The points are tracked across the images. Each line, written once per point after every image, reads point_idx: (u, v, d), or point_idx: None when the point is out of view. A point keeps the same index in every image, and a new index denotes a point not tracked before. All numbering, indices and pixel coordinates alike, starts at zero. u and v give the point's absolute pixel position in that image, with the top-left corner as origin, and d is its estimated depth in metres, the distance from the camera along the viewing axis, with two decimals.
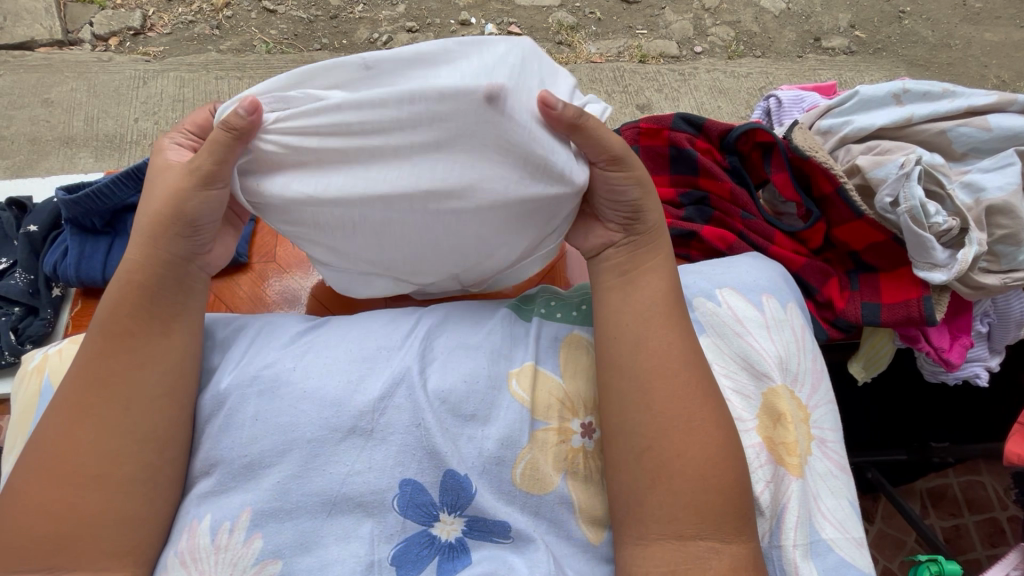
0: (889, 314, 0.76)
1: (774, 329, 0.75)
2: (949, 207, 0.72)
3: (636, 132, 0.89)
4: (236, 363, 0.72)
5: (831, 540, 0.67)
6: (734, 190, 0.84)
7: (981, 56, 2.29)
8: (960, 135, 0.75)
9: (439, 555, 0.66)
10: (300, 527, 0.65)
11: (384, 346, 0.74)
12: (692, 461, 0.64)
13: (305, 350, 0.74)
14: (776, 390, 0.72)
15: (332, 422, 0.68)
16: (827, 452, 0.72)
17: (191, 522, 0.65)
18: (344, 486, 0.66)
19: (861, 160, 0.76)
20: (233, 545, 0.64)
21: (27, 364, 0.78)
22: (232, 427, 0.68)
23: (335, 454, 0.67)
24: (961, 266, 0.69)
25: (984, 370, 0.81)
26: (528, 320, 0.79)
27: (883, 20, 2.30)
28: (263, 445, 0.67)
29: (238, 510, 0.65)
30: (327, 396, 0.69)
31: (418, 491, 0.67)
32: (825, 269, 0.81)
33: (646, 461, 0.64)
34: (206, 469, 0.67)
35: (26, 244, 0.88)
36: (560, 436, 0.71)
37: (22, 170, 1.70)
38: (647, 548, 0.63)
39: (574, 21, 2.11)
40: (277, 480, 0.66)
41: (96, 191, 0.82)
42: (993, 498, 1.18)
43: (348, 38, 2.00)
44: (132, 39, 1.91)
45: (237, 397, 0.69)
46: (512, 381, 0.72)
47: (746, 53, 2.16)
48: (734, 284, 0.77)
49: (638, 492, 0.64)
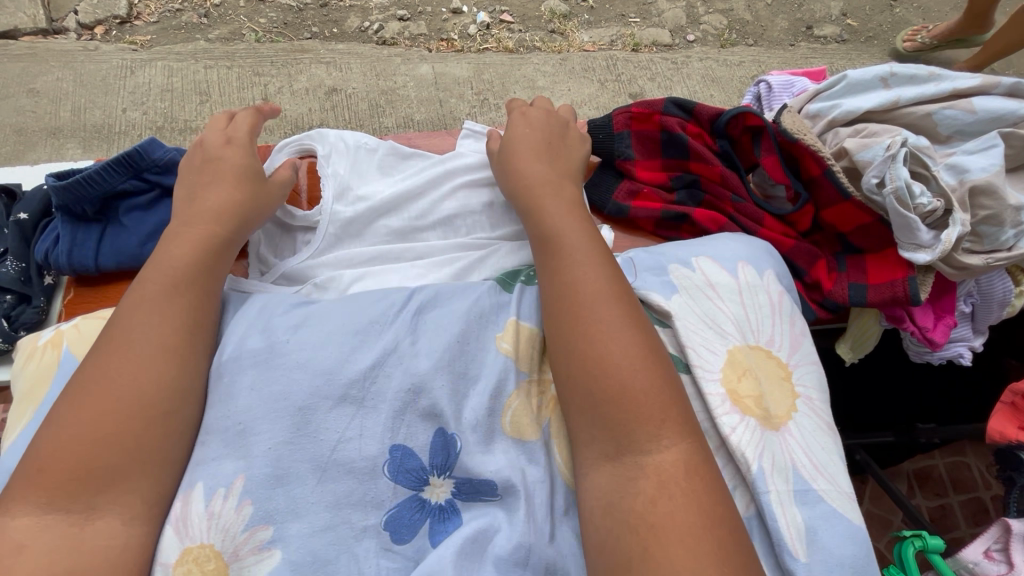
0: (875, 295, 0.78)
1: (747, 292, 0.77)
2: (934, 187, 0.73)
3: (627, 117, 0.89)
4: (244, 330, 0.74)
5: (820, 490, 0.67)
6: (725, 174, 0.85)
7: (971, 44, 2.30)
8: (945, 118, 0.76)
9: (430, 519, 0.66)
10: (292, 495, 0.65)
11: (376, 319, 0.75)
12: (618, 397, 0.61)
13: (299, 323, 0.75)
14: (740, 346, 0.73)
15: (323, 390, 0.69)
16: (812, 409, 0.73)
17: (184, 486, 0.65)
18: (336, 453, 0.67)
19: (847, 143, 0.77)
20: (224, 511, 0.63)
21: (36, 342, 0.80)
22: (228, 395, 0.69)
23: (325, 421, 0.68)
24: (945, 245, 0.70)
25: (968, 350, 0.83)
26: (511, 289, 0.81)
27: (874, 8, 2.31)
28: (256, 412, 0.68)
29: (231, 477, 0.65)
30: (319, 364, 0.70)
31: (407, 456, 0.68)
32: (814, 251, 0.82)
33: (581, 409, 0.63)
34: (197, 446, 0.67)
35: (16, 232, 0.87)
36: (550, 405, 0.73)
37: (8, 161, 1.68)
38: (597, 495, 0.59)
39: (566, 10, 2.10)
40: (268, 445, 0.66)
41: (85, 177, 0.81)
42: (977, 478, 1.20)
43: (339, 26, 1.98)
44: (119, 28, 1.89)
45: (233, 368, 0.70)
46: (498, 340, 0.75)
47: (738, 41, 2.17)
48: (712, 253, 0.80)
49: (584, 433, 0.63)
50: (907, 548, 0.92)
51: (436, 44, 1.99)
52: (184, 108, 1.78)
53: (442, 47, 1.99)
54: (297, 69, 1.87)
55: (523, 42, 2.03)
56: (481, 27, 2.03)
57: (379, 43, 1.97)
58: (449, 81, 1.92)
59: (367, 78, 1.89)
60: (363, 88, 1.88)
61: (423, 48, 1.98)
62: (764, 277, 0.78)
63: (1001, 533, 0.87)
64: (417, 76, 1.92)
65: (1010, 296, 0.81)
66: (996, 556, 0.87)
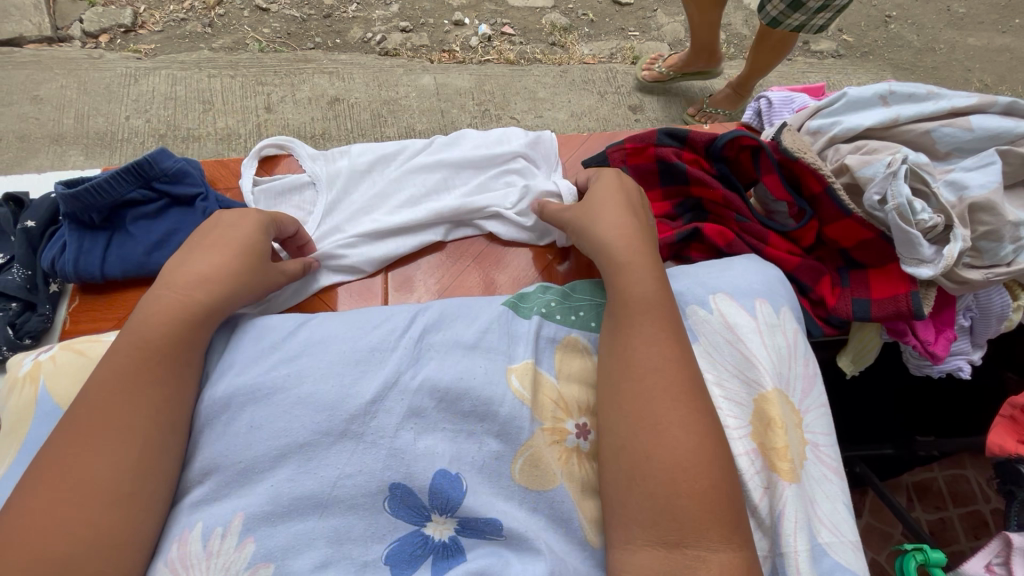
0: (878, 310, 0.78)
1: (766, 332, 0.77)
2: (935, 204, 0.74)
3: (622, 154, 0.92)
4: (239, 366, 0.73)
5: (826, 544, 0.69)
6: (728, 196, 0.86)
7: (965, 60, 2.35)
8: (943, 135, 0.77)
9: (434, 554, 0.65)
10: (294, 530, 0.65)
11: (377, 347, 0.75)
12: (661, 463, 0.63)
13: (297, 354, 0.75)
14: (766, 395, 0.74)
15: (325, 425, 0.68)
16: (820, 457, 0.75)
17: (181, 532, 0.64)
18: (335, 489, 0.66)
19: (850, 160, 0.78)
20: (224, 550, 0.63)
21: (17, 372, 0.78)
22: (229, 430, 0.68)
23: (326, 457, 0.67)
24: (947, 261, 0.71)
25: (968, 363, 0.83)
26: (528, 317, 0.82)
27: (870, 24, 2.35)
28: (256, 451, 0.67)
29: (230, 515, 0.64)
30: (320, 398, 0.70)
31: (408, 493, 0.67)
32: (818, 267, 0.83)
33: (621, 469, 0.65)
34: (201, 476, 0.67)
35: (23, 239, 0.87)
36: (554, 436, 0.72)
37: (11, 168, 1.69)
38: (634, 553, 0.62)
39: (567, 23, 2.13)
40: (269, 484, 0.66)
41: (95, 185, 0.82)
42: (976, 491, 1.20)
43: (342, 37, 2.00)
44: (123, 37, 1.90)
45: (230, 406, 0.70)
46: (511, 378, 0.74)
47: (736, 55, 2.20)
48: (729, 289, 0.80)
49: (619, 492, 0.65)
50: (908, 561, 0.92)
51: (438, 56, 2.01)
52: (187, 117, 1.79)
53: (444, 58, 2.01)
54: (299, 79, 1.89)
55: (525, 54, 2.06)
56: (482, 39, 2.05)
57: (381, 54, 1.99)
58: (450, 92, 1.94)
59: (369, 89, 1.91)
60: (365, 98, 1.89)
61: (425, 59, 2.00)
62: (782, 316, 0.78)
63: (1001, 547, 0.87)
64: (419, 87, 1.94)
65: (1008, 311, 0.82)
66: (997, 570, 0.87)
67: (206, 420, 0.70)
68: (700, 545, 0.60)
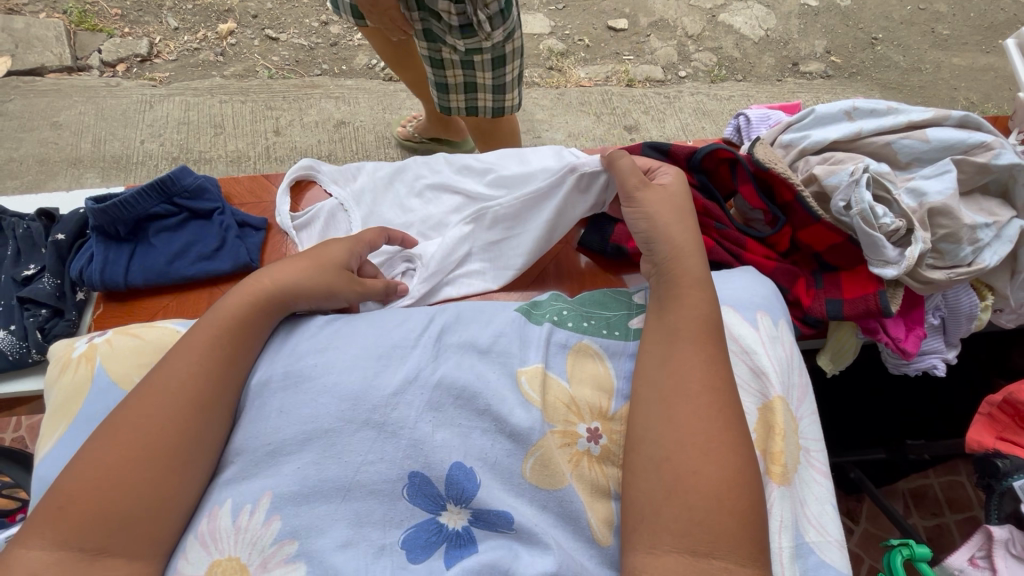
0: (849, 309, 0.84)
1: (768, 342, 0.81)
2: (896, 209, 0.80)
3: None
4: (276, 360, 0.79)
5: (813, 543, 0.73)
6: (707, 205, 0.92)
7: (950, 79, 2.43)
8: (903, 147, 0.83)
9: (447, 542, 0.68)
10: (315, 511, 0.69)
11: (399, 344, 0.80)
12: (703, 478, 0.66)
13: (325, 347, 0.80)
14: (771, 404, 0.78)
15: (349, 414, 0.73)
16: (811, 462, 0.79)
17: (213, 506, 0.69)
18: (357, 474, 0.70)
19: (817, 170, 0.84)
20: (252, 526, 0.67)
21: (71, 353, 0.84)
22: (260, 417, 0.74)
23: (349, 444, 0.71)
24: (909, 262, 0.77)
25: (941, 361, 0.88)
26: (540, 323, 0.87)
27: (857, 46, 2.44)
28: (284, 435, 0.72)
29: (258, 494, 0.69)
30: (345, 389, 0.74)
31: (425, 483, 0.70)
32: (793, 271, 0.88)
33: (659, 480, 0.67)
34: (232, 457, 0.72)
35: (52, 251, 0.93)
36: (565, 439, 0.76)
37: (30, 190, 1.77)
38: (658, 558, 0.63)
39: (563, 48, 2.22)
40: (297, 466, 0.70)
41: (123, 201, 0.88)
42: (971, 497, 1.24)
43: (348, 64, 2.11)
44: (139, 65, 2.01)
45: (264, 393, 0.76)
46: (521, 379, 0.78)
47: (728, 77, 2.29)
48: (729, 299, 0.85)
49: (656, 503, 0.66)
50: (895, 556, 0.94)
51: None
52: (199, 140, 1.88)
53: None
54: (307, 103, 1.99)
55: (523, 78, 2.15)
56: None
57: (385, 79, 2.09)
58: None
59: (374, 112, 2.00)
60: (371, 121, 1.99)
61: None
62: (781, 328, 0.83)
63: (983, 540, 0.90)
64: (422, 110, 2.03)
65: (977, 309, 0.86)
66: (980, 563, 0.89)
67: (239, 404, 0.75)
68: (726, 555, 0.62)
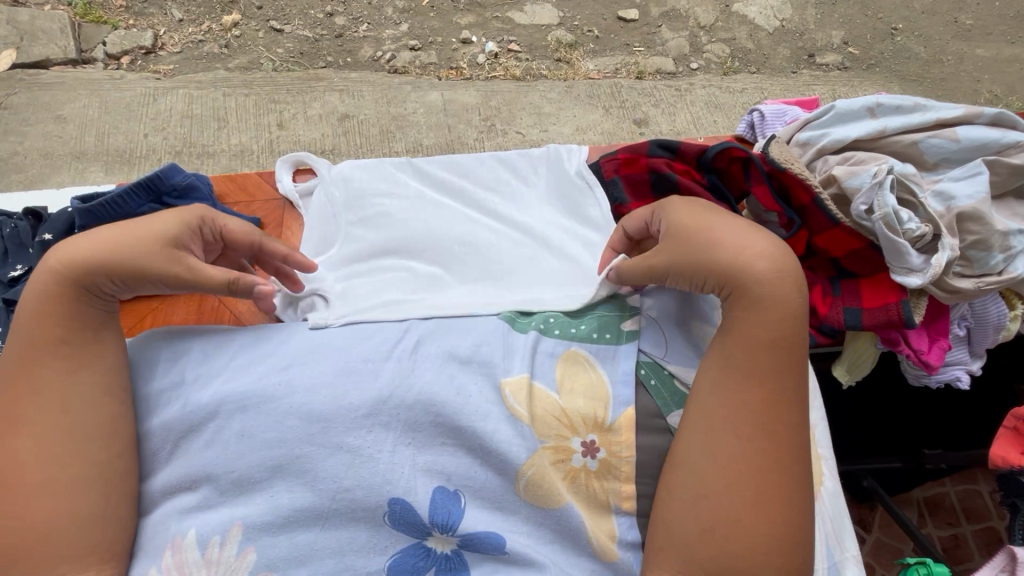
0: (869, 319, 0.79)
1: None
2: (922, 214, 0.75)
3: (616, 164, 0.96)
4: (230, 373, 0.74)
5: (843, 560, 0.71)
6: (717, 206, 0.87)
7: (974, 71, 2.34)
8: (930, 146, 0.78)
9: (435, 566, 0.68)
10: (294, 540, 0.66)
11: (368, 358, 0.75)
12: (731, 522, 0.63)
13: (287, 363, 0.74)
14: None
15: (317, 437, 0.69)
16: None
17: (174, 538, 0.66)
18: (335, 501, 0.67)
19: (836, 171, 0.80)
20: (227, 559, 0.65)
21: None
22: (217, 442, 0.69)
23: (322, 468, 0.68)
24: (934, 270, 0.72)
25: (965, 373, 0.83)
26: (524, 332, 0.80)
27: (876, 36, 2.35)
28: (249, 462, 0.68)
29: (227, 526, 0.66)
30: (312, 409, 0.70)
31: (408, 509, 0.68)
32: (809, 277, 0.83)
33: (694, 513, 0.64)
34: (189, 485, 0.69)
35: (40, 252, 0.91)
36: (558, 455, 0.71)
37: (35, 184, 1.76)
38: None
39: (572, 39, 2.16)
40: (268, 496, 0.67)
41: (111, 200, 0.88)
42: (989, 507, 1.17)
43: (353, 56, 2.06)
44: (143, 58, 1.97)
45: (220, 415, 0.70)
46: (505, 392, 0.73)
47: (741, 68, 2.22)
48: None
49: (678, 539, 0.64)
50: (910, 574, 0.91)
51: (446, 72, 2.06)
52: (202, 134, 1.86)
53: (452, 75, 2.06)
54: (311, 96, 1.95)
55: (531, 70, 2.10)
56: (489, 57, 2.09)
57: (390, 72, 2.04)
58: (457, 108, 1.99)
59: (379, 105, 1.96)
60: (375, 115, 1.95)
61: (433, 76, 2.05)
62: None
63: (1007, 561, 0.84)
64: (427, 103, 1.99)
65: (1006, 320, 0.81)
66: None
67: (193, 425, 0.70)
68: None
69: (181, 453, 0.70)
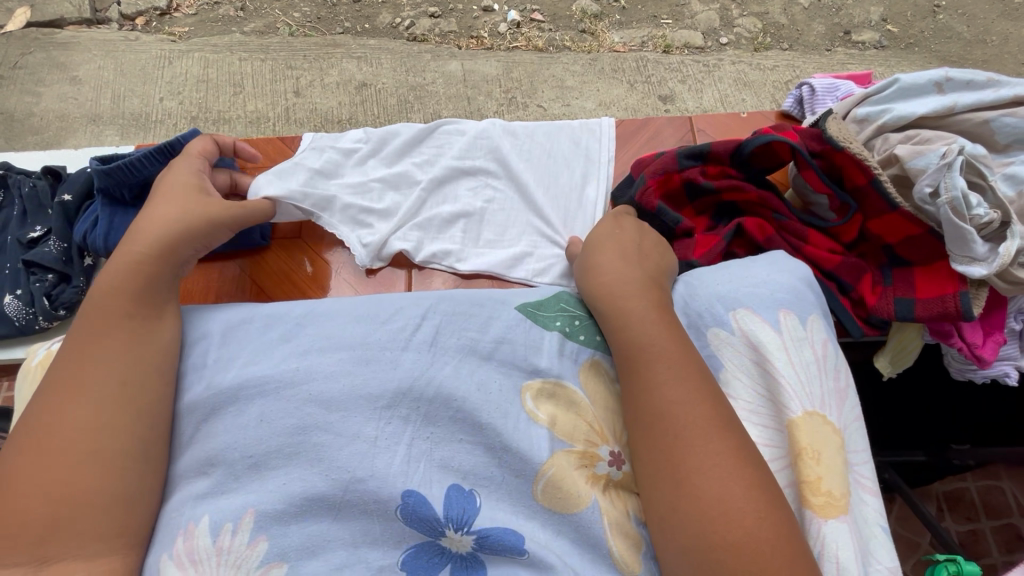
0: (924, 310, 0.75)
1: (793, 349, 0.73)
2: (991, 198, 0.71)
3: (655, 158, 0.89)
4: (248, 356, 0.72)
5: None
6: (764, 194, 0.85)
7: (1019, 53, 2.21)
8: (1004, 126, 0.74)
9: (451, 563, 0.62)
10: (305, 531, 0.62)
11: (387, 345, 0.73)
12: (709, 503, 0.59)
13: (308, 348, 0.73)
14: (796, 420, 0.70)
15: (331, 424, 0.66)
16: (858, 480, 0.70)
17: (186, 525, 0.62)
18: (347, 491, 0.63)
19: (899, 150, 0.75)
20: (235, 547, 0.61)
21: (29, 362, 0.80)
22: (236, 425, 0.67)
23: (337, 456, 0.65)
24: (1002, 260, 0.68)
25: (1014, 369, 0.78)
26: (549, 329, 0.78)
27: (916, 13, 2.23)
28: (267, 445, 0.65)
29: (240, 512, 0.62)
30: (328, 397, 0.68)
31: (421, 503, 0.63)
32: (861, 265, 0.81)
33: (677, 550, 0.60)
34: (205, 468, 0.65)
35: (60, 213, 0.90)
36: (583, 460, 0.69)
37: (50, 147, 1.74)
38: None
39: (597, 10, 2.07)
40: (281, 480, 0.64)
41: (129, 163, 0.86)
42: (1012, 505, 1.15)
43: (371, 22, 1.99)
44: (158, 19, 1.92)
45: (238, 398, 0.68)
46: (527, 398, 0.71)
47: (773, 45, 2.12)
48: (749, 303, 0.76)
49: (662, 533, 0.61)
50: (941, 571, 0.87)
51: (466, 42, 1.98)
52: (218, 99, 1.81)
53: (473, 44, 1.98)
54: (328, 63, 1.89)
55: (554, 41, 2.01)
56: (512, 26, 2.01)
57: (409, 39, 1.97)
58: (477, 79, 1.92)
59: (397, 74, 1.91)
60: (392, 84, 1.89)
61: (453, 45, 1.98)
62: (810, 327, 0.74)
63: None
64: (446, 73, 1.92)
65: None
66: None
67: (217, 407, 0.68)
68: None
69: (194, 438, 0.68)
